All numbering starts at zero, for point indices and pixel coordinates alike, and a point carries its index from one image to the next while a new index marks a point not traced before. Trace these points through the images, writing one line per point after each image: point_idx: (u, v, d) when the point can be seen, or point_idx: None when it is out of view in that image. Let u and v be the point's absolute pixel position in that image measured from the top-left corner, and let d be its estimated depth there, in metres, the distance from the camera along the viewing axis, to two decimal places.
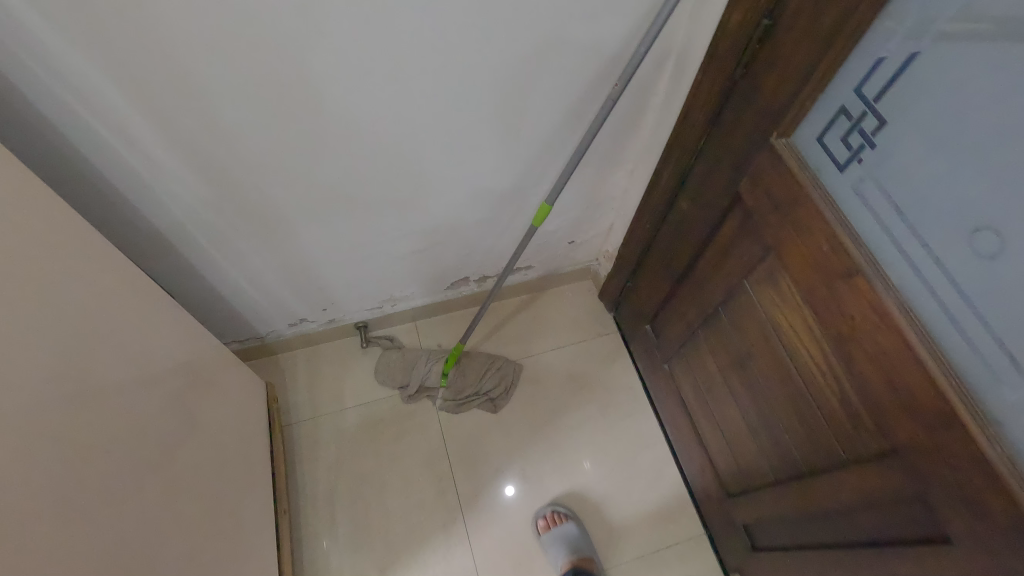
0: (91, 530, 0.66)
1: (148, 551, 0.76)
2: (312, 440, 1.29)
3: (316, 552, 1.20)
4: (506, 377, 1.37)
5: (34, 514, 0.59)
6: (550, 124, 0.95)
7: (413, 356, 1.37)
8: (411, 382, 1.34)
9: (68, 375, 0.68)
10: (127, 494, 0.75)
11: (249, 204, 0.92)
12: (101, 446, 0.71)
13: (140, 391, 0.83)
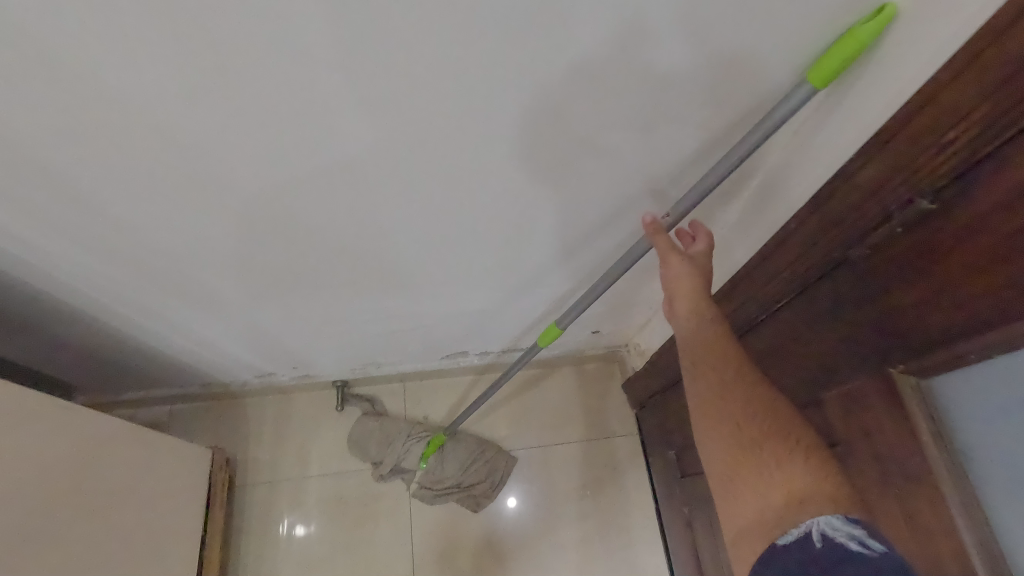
0: None
1: None
2: (264, 510, 1.14)
3: None
4: (493, 473, 1.16)
5: None
6: (575, 228, 0.71)
7: (393, 428, 1.17)
8: (386, 460, 1.15)
9: None
10: None
11: (179, 285, 0.74)
12: None
13: (37, 504, 0.68)
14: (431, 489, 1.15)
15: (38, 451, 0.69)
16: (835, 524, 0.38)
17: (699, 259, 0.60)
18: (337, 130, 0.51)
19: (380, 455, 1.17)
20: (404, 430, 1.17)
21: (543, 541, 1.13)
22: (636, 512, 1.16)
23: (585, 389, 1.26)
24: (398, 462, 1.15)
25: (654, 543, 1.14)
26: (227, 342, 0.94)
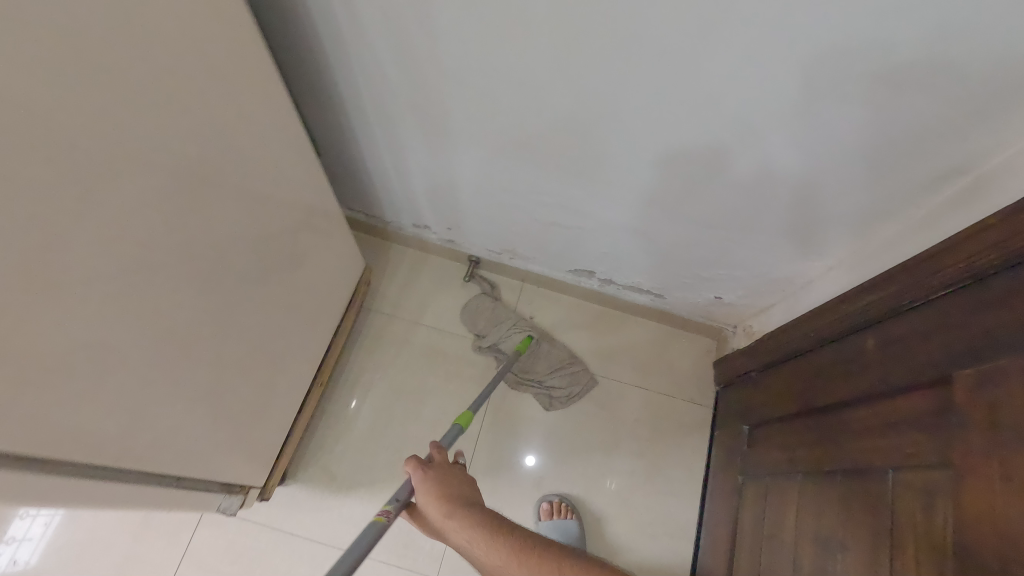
0: (189, 342, 0.70)
1: (223, 372, 0.81)
2: (378, 334, 1.31)
3: (329, 430, 1.23)
4: (570, 388, 1.27)
5: (146, 312, 0.62)
6: (768, 178, 0.79)
7: (503, 313, 1.32)
8: (489, 336, 1.30)
9: (227, 207, 0.69)
10: (230, 318, 0.78)
11: (425, 107, 0.87)
12: (228, 271, 0.74)
13: (280, 238, 0.84)
14: (516, 376, 1.28)
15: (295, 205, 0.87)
16: None
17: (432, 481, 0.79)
18: (651, 34, 0.62)
19: (485, 331, 1.31)
20: (512, 318, 1.30)
21: (594, 459, 1.24)
22: (684, 470, 1.25)
23: (677, 351, 1.34)
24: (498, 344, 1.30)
25: (692, 503, 1.22)
26: (416, 179, 1.10)
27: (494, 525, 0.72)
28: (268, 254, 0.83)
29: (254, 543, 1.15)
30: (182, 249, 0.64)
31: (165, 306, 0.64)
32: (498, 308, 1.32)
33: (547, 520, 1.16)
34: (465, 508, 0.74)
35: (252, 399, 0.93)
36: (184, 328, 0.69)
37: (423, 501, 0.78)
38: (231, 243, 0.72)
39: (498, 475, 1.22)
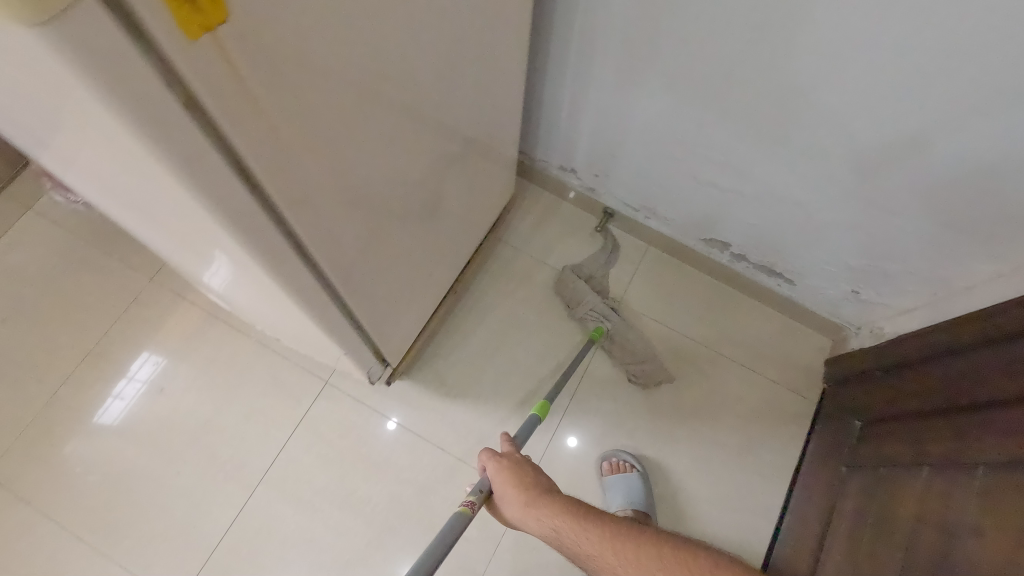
0: (404, 207, 0.79)
1: (409, 245, 0.89)
2: (504, 263, 1.38)
3: (446, 339, 1.31)
4: (646, 373, 1.28)
5: (399, 161, 0.70)
6: (969, 159, 0.80)
7: (584, 291, 1.32)
8: (572, 311, 1.32)
9: (460, 89, 0.76)
10: (426, 196, 0.86)
11: (637, 36, 0.93)
12: (442, 148, 0.81)
13: (474, 134, 0.92)
14: (599, 351, 1.33)
15: (492, 107, 0.94)
16: None
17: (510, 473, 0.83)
18: None
19: (575, 302, 1.32)
20: (592, 299, 1.31)
21: (688, 420, 1.29)
22: (775, 454, 1.26)
23: (789, 341, 1.34)
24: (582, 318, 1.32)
25: (778, 489, 1.23)
26: (586, 117, 1.16)
27: (576, 508, 0.78)
28: (464, 148, 0.90)
29: (363, 424, 1.25)
30: (433, 115, 0.72)
31: (408, 160, 0.72)
32: (581, 283, 1.32)
33: (610, 476, 1.22)
34: (548, 495, 0.79)
35: (414, 281, 1.01)
36: (406, 190, 0.77)
37: (501, 494, 0.82)
38: (454, 124, 0.80)
39: (593, 417, 1.28)
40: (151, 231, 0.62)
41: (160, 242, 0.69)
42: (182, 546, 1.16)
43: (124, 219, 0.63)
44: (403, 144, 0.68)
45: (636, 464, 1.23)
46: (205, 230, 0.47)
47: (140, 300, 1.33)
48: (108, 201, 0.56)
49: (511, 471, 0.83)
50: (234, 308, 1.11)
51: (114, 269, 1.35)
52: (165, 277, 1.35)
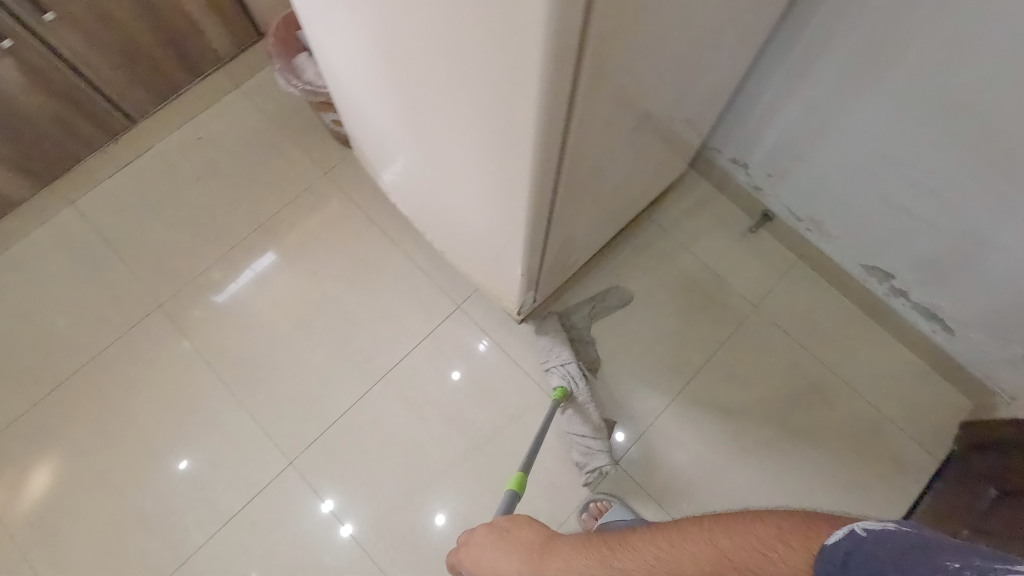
0: (621, 150, 0.82)
1: (602, 190, 0.93)
2: (648, 241, 1.40)
3: (577, 299, 1.36)
4: (589, 457, 1.22)
5: (639, 102, 0.72)
6: None
7: (564, 343, 1.27)
8: (541, 362, 1.28)
9: (705, 47, 0.77)
10: (634, 146, 0.89)
11: (872, 41, 0.90)
12: (666, 102, 0.83)
13: (686, 100, 0.93)
14: (723, 349, 1.33)
15: (707, 79, 0.94)
16: (869, 525, 0.43)
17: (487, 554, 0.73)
18: None
19: (549, 355, 1.27)
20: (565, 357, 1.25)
21: (796, 441, 1.27)
22: (879, 498, 1.23)
23: (925, 394, 1.28)
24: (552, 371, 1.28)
25: None
26: (781, 117, 1.14)
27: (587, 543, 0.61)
28: (675, 112, 0.92)
29: (484, 356, 1.32)
30: (679, 65, 0.73)
31: (646, 103, 0.74)
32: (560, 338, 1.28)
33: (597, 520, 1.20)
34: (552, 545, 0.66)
35: (582, 232, 1.06)
36: (629, 134, 0.80)
37: None
38: (684, 81, 0.82)
39: (700, 410, 1.29)
40: (427, 102, 0.68)
41: (420, 122, 0.74)
42: (305, 415, 1.28)
43: (406, 95, 0.70)
44: (652, 85, 0.70)
45: (610, 497, 1.21)
46: (531, 106, 0.52)
47: (310, 190, 1.46)
48: (416, 64, 0.62)
49: (477, 552, 0.74)
50: (409, 215, 1.16)
51: (293, 157, 1.48)
52: (335, 176, 1.47)
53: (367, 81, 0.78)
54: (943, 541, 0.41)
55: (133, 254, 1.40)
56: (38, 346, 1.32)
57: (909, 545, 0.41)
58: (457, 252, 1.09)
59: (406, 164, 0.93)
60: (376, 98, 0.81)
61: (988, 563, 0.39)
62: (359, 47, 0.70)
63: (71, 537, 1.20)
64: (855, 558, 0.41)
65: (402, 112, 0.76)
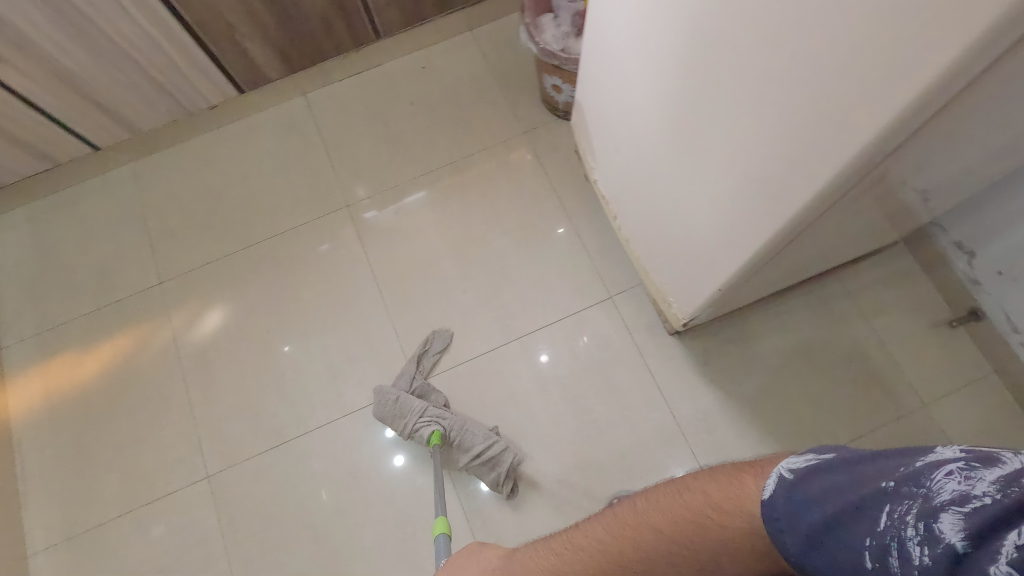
0: (881, 204, 0.77)
1: (832, 237, 0.88)
2: (827, 300, 1.32)
3: (731, 330, 1.31)
4: (499, 464, 1.20)
5: (938, 164, 0.67)
6: None
7: (412, 405, 1.23)
8: (401, 433, 1.23)
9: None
10: (888, 204, 0.83)
11: None
12: (952, 171, 0.76)
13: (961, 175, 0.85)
14: (872, 436, 1.22)
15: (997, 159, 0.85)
16: (792, 462, 0.51)
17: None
18: None
19: (399, 428, 1.23)
20: (419, 407, 1.23)
21: None
22: None
23: None
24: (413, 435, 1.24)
25: None
26: None
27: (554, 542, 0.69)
28: (946, 184, 0.84)
29: (619, 353, 1.32)
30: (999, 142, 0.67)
31: (942, 165, 0.69)
32: (404, 400, 1.24)
33: None
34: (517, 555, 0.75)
35: (782, 269, 1.01)
36: (901, 190, 0.74)
37: None
38: (985, 157, 0.74)
39: None
40: (736, 100, 0.65)
41: (702, 114, 0.71)
42: (442, 346, 1.35)
43: (693, 94, 0.71)
44: (965, 152, 0.65)
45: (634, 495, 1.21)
46: (869, 132, 0.50)
47: (507, 143, 1.53)
48: (752, 56, 0.59)
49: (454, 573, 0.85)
50: (606, 197, 1.14)
51: (501, 109, 1.55)
52: (533, 137, 1.52)
53: (652, 61, 0.76)
54: (866, 454, 0.48)
55: (341, 154, 1.54)
56: (245, 207, 1.50)
57: (845, 475, 0.47)
58: (642, 251, 1.07)
59: (631, 155, 0.94)
60: (651, 80, 0.79)
61: (914, 466, 0.44)
62: (665, 39, 0.71)
63: (224, 376, 1.35)
64: (807, 509, 0.48)
65: (683, 100, 0.74)
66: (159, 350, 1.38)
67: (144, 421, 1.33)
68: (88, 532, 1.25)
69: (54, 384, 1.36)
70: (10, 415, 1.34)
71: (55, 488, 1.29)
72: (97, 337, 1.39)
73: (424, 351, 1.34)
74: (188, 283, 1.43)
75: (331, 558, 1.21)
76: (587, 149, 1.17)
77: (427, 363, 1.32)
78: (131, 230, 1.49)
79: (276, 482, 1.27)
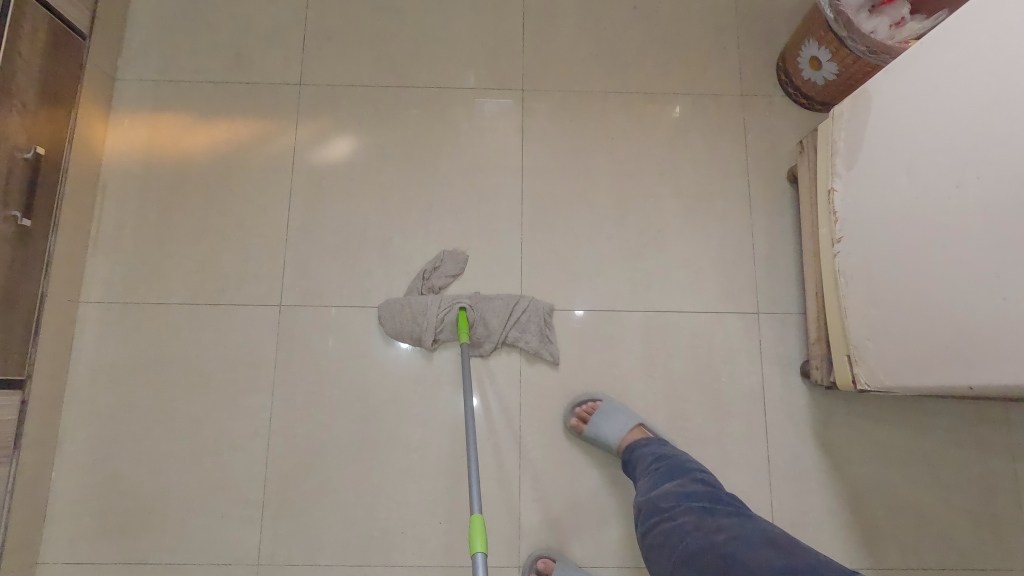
0: None
1: None
2: (981, 421, 1.17)
3: (865, 405, 1.18)
4: (534, 318, 1.18)
5: None
6: None
7: (427, 306, 1.15)
8: (425, 336, 1.15)
9: None
10: None
11: None
12: None
13: None
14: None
15: None
16: None
17: None
18: None
19: (422, 334, 1.15)
20: (433, 302, 1.15)
21: None
22: None
23: None
24: (436, 338, 1.17)
25: None
26: None
27: None
28: None
29: (740, 373, 1.19)
30: None
31: None
32: (416, 303, 1.16)
33: None
34: None
35: None
36: None
37: None
38: None
39: None
40: None
41: None
42: (561, 283, 1.22)
43: None
44: None
45: None
46: None
47: (717, 97, 1.31)
48: None
49: None
50: (841, 216, 0.97)
51: (727, 56, 1.33)
52: (749, 103, 1.30)
53: None
54: None
55: (537, 29, 1.33)
56: (414, 42, 1.31)
57: None
58: (858, 293, 0.92)
59: (942, 192, 0.76)
60: None
61: None
62: None
63: (329, 212, 1.22)
64: None
65: None
66: (274, 155, 1.24)
67: (235, 221, 1.21)
68: (145, 306, 1.17)
69: (159, 140, 1.24)
70: (104, 152, 1.23)
71: (127, 248, 1.19)
72: (217, 112, 1.26)
73: (435, 270, 1.20)
74: (327, 96, 1.27)
75: (369, 440, 1.15)
76: (843, 153, 0.97)
77: (436, 280, 1.19)
78: (288, 13, 1.31)
79: (344, 342, 1.18)
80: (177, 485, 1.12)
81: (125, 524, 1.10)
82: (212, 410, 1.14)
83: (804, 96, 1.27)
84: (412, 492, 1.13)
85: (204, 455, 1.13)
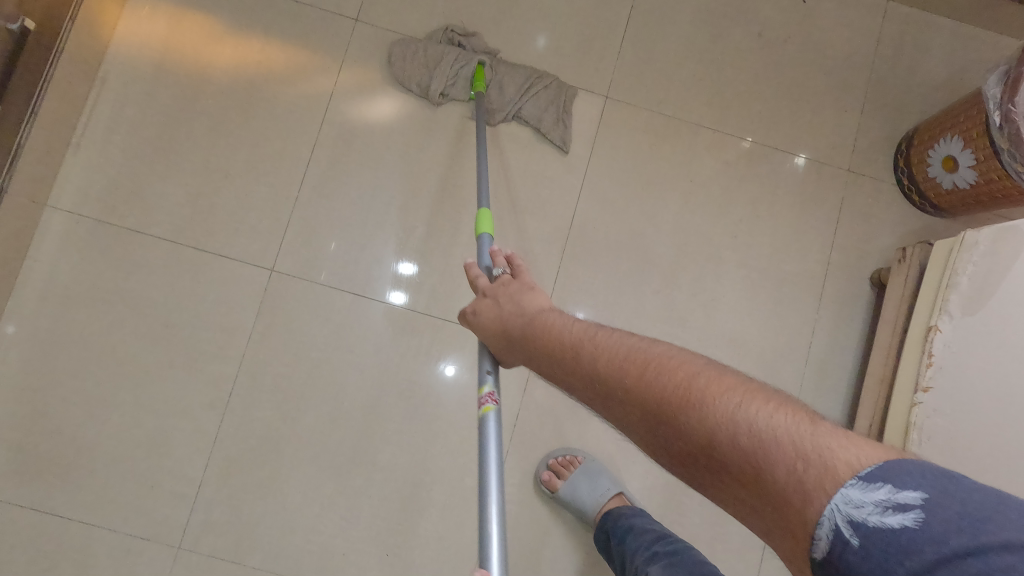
0: None
1: None
2: None
3: None
4: (554, 96, 1.09)
5: None
6: None
7: (443, 55, 1.06)
8: (433, 87, 1.05)
9: None
10: None
11: None
12: None
13: None
14: None
15: None
16: (850, 500, 0.37)
17: (495, 324, 0.65)
18: None
19: (429, 80, 1.05)
20: (449, 53, 1.06)
21: None
22: None
23: None
24: (444, 93, 1.07)
25: None
26: None
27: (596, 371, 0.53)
28: None
29: None
30: None
31: None
32: (431, 48, 1.06)
33: None
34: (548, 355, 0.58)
35: None
36: None
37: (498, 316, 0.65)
38: None
39: None
40: None
41: None
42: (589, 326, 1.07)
43: None
44: None
45: None
46: None
47: (821, 165, 1.13)
48: None
49: (503, 301, 0.66)
50: (935, 361, 0.82)
51: (845, 121, 1.14)
52: (854, 182, 1.13)
53: None
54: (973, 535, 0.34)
55: (641, 28, 1.13)
56: (499, 6, 1.11)
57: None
58: (932, 451, 0.79)
59: None
60: None
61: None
62: None
63: (353, 177, 1.06)
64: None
65: None
66: (306, 93, 1.06)
67: (243, 158, 1.04)
68: (119, 231, 1.02)
69: (177, 40, 1.05)
70: (112, 39, 1.04)
71: (114, 157, 1.03)
72: (253, 25, 1.06)
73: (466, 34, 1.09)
74: (384, 41, 1.08)
75: (333, 443, 1.02)
76: (963, 290, 0.81)
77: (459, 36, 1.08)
78: None
79: (333, 326, 1.03)
80: (111, 440, 0.99)
81: (42, 468, 0.98)
82: (167, 367, 1.01)
83: (919, 192, 1.09)
84: (366, 513, 1.01)
85: (148, 415, 1.00)
